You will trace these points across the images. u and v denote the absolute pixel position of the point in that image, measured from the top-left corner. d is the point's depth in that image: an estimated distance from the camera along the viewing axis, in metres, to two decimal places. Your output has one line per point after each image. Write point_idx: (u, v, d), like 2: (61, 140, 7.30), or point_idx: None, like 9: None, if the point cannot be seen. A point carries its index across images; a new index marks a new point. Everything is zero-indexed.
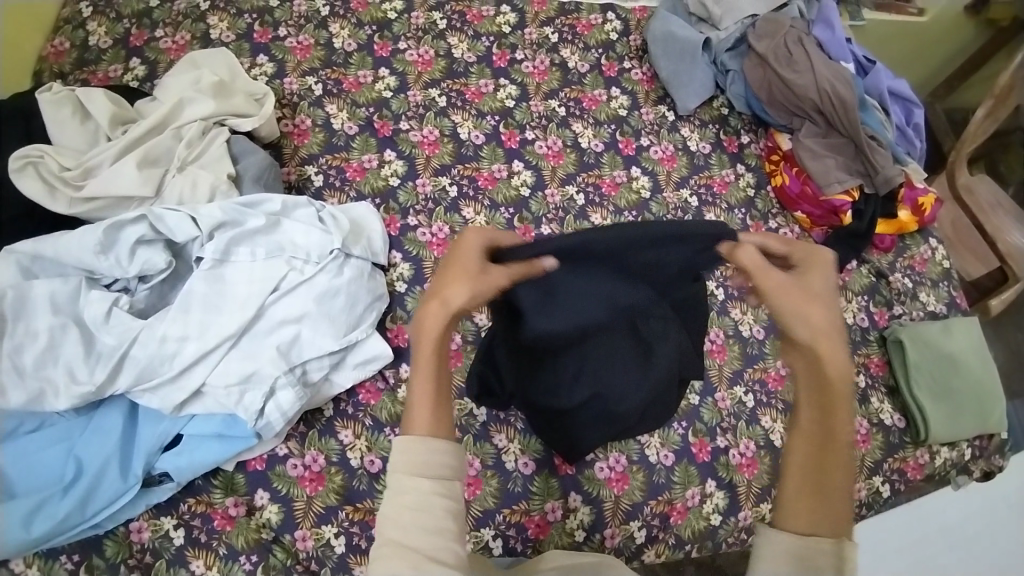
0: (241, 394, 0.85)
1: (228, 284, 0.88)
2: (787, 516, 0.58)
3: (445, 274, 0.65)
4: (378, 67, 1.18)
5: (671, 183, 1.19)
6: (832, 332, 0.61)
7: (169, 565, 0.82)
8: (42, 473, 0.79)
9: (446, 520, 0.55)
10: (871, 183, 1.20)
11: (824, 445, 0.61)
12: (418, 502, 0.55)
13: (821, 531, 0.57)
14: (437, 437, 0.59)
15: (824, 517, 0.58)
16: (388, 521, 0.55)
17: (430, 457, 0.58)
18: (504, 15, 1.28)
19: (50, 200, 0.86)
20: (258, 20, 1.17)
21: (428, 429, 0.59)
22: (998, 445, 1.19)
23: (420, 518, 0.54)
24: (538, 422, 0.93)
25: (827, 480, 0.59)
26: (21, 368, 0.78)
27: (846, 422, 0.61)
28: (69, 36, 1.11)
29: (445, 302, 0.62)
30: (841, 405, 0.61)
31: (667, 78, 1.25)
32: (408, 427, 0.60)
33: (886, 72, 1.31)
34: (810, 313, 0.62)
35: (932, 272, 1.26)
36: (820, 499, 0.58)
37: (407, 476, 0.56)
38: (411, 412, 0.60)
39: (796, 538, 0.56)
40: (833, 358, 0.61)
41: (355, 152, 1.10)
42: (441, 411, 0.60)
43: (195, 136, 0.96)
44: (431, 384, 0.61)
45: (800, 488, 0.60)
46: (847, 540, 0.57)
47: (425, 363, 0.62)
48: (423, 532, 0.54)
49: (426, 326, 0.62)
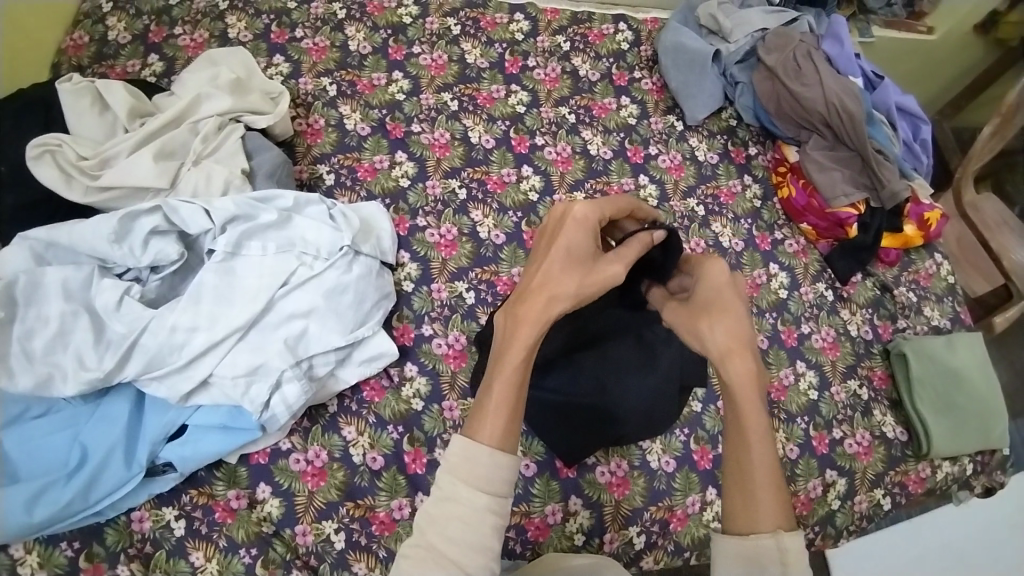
0: (247, 386, 0.85)
1: (240, 277, 0.89)
2: (729, 522, 0.59)
3: (550, 270, 0.66)
4: (392, 70, 1.20)
5: (678, 192, 1.20)
6: (725, 334, 0.63)
7: (169, 556, 0.82)
8: (46, 458, 0.80)
9: (490, 537, 0.56)
10: (877, 197, 1.21)
11: (741, 442, 0.61)
12: (471, 516, 0.56)
13: (762, 528, 0.57)
14: (502, 451, 0.58)
15: (757, 515, 0.58)
16: (435, 527, 0.56)
17: (486, 471, 0.57)
18: (517, 23, 1.30)
19: (66, 189, 0.88)
20: (275, 21, 1.19)
21: (499, 437, 0.58)
22: (1000, 462, 1.19)
23: (467, 534, 0.55)
24: (542, 425, 0.92)
25: (754, 479, 0.60)
26: (31, 354, 0.79)
27: (759, 415, 0.61)
28: (88, 30, 1.13)
29: (550, 303, 0.64)
30: (749, 399, 0.61)
31: (677, 89, 1.27)
32: (476, 432, 0.59)
33: (894, 87, 1.32)
34: (699, 328, 0.65)
35: (937, 287, 1.27)
36: (751, 500, 0.59)
37: (463, 486, 0.56)
38: (480, 416, 0.60)
39: (733, 542, 0.57)
40: (730, 358, 0.62)
41: (367, 152, 1.11)
42: (515, 422, 0.60)
43: (211, 131, 0.98)
44: (515, 390, 0.61)
45: (733, 493, 0.60)
46: (787, 533, 0.57)
47: (511, 368, 0.61)
48: (467, 547, 0.55)
49: (520, 330, 0.62)
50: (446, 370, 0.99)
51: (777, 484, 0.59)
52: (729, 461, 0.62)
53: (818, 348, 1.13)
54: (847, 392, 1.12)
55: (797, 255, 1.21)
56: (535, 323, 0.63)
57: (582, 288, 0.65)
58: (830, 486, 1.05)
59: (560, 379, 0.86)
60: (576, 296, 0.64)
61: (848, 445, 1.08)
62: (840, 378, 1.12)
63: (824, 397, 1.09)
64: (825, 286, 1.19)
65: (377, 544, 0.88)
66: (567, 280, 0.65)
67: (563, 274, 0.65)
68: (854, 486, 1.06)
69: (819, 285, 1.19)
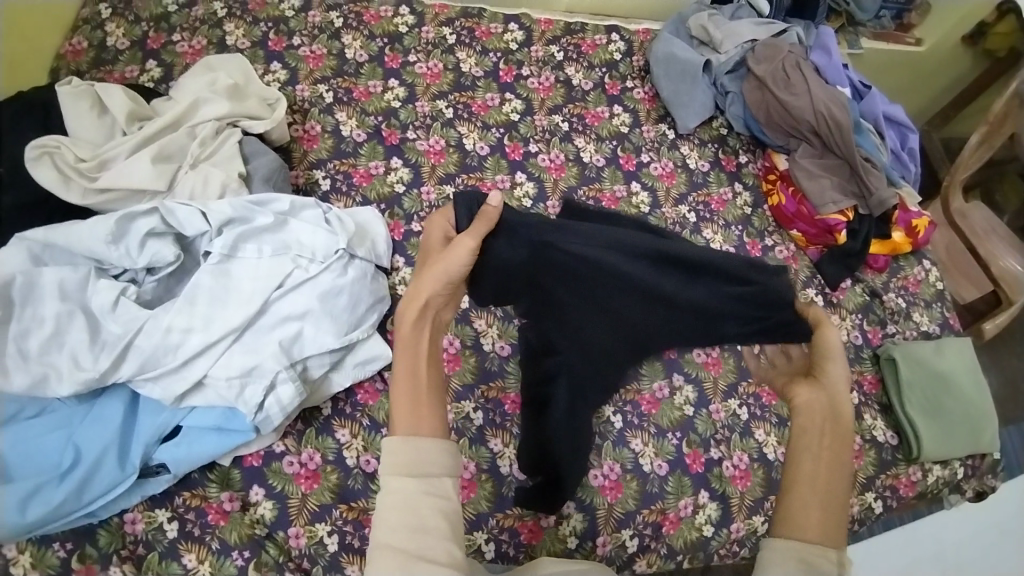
0: (242, 387, 0.86)
1: (235, 279, 0.90)
2: (797, 525, 0.63)
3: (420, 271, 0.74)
4: (388, 78, 1.21)
5: (670, 200, 1.22)
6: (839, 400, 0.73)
7: (161, 559, 0.81)
8: (39, 459, 0.80)
9: (435, 519, 0.58)
10: (865, 204, 1.23)
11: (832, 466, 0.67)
12: (403, 501, 0.58)
13: (824, 537, 0.62)
14: (420, 435, 0.61)
15: (831, 526, 0.63)
16: (379, 524, 0.58)
17: (415, 457, 0.60)
18: (512, 33, 1.32)
19: (64, 190, 0.88)
20: (273, 29, 1.21)
21: (410, 425, 0.62)
22: (991, 465, 1.20)
23: (409, 520, 0.57)
24: (574, 446, 0.94)
25: (833, 496, 0.65)
26: (26, 353, 0.80)
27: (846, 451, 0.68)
28: (87, 36, 1.14)
29: (416, 297, 0.70)
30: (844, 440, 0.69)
31: (668, 98, 1.29)
32: (392, 427, 0.62)
33: (881, 97, 1.35)
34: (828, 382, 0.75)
35: (926, 293, 1.29)
36: (828, 512, 0.64)
37: (394, 477, 0.59)
38: (394, 410, 0.63)
39: (803, 543, 0.61)
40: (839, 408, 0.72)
41: (362, 159, 1.12)
42: (421, 392, 0.64)
43: (209, 135, 0.99)
44: (405, 380, 0.65)
45: (811, 503, 0.64)
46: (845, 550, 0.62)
47: (400, 364, 0.66)
48: (410, 531, 0.57)
49: (400, 327, 0.68)
50: None
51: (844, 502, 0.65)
52: (816, 473, 0.66)
53: None
54: None
55: (787, 261, 1.23)
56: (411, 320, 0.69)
57: (438, 267, 0.73)
58: None
59: (555, 404, 0.93)
60: (435, 274, 0.72)
61: None
62: None
63: None
64: (816, 291, 1.21)
65: (370, 547, 0.88)
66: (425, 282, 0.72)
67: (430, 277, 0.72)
68: None
69: (809, 291, 1.20)
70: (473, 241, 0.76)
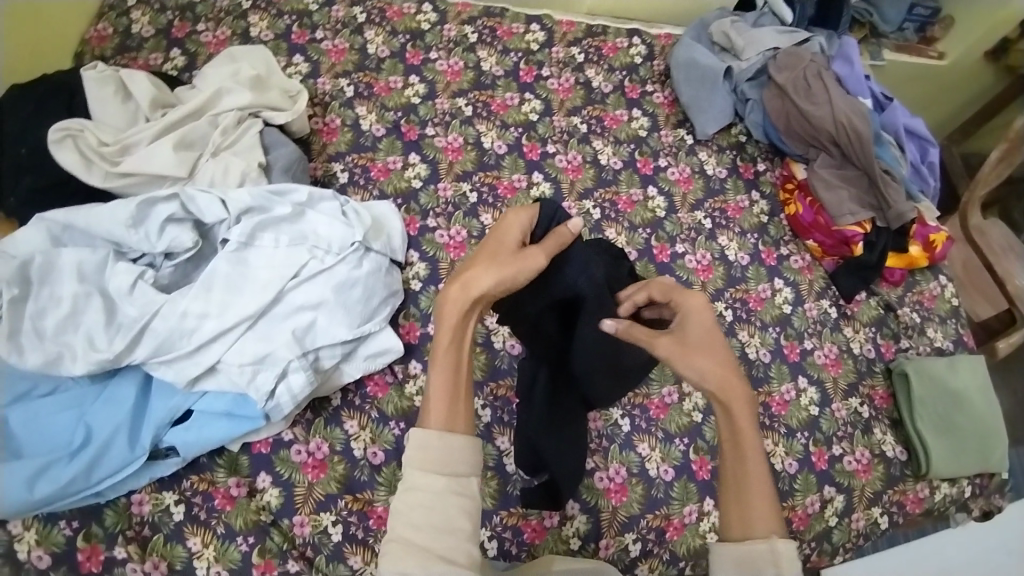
0: (254, 374, 0.86)
1: (251, 267, 0.91)
2: (725, 529, 0.68)
3: (476, 258, 0.70)
4: (409, 74, 1.22)
5: (686, 205, 1.22)
6: (721, 371, 0.71)
7: (166, 540, 0.82)
8: (51, 437, 0.81)
9: (457, 518, 0.60)
10: (883, 217, 1.22)
11: (739, 461, 0.70)
12: (431, 499, 0.60)
13: (755, 534, 0.66)
14: (452, 433, 0.63)
15: (753, 524, 0.66)
16: (401, 519, 0.59)
17: (445, 451, 0.61)
18: (533, 34, 1.32)
19: (86, 173, 0.90)
20: (297, 22, 1.22)
21: (444, 421, 0.63)
22: (999, 485, 1.19)
23: (433, 518, 0.59)
24: (572, 444, 0.92)
25: (748, 490, 0.68)
26: (42, 332, 0.81)
27: (753, 438, 0.70)
28: (113, 23, 1.16)
29: (469, 286, 0.67)
30: (745, 426, 0.70)
31: (687, 103, 1.29)
32: (425, 420, 0.64)
33: (903, 109, 1.34)
34: (695, 361, 0.71)
35: (941, 308, 1.27)
36: (746, 509, 0.67)
37: (420, 473, 0.61)
38: (429, 404, 0.64)
39: (733, 547, 0.65)
40: (724, 386, 0.71)
41: (380, 153, 1.13)
42: (458, 405, 0.65)
43: (230, 124, 1.00)
44: (449, 378, 0.65)
45: (732, 503, 0.69)
46: (779, 538, 0.65)
47: (444, 356, 0.66)
48: (435, 531, 0.58)
49: (447, 317, 0.66)
50: None
51: (764, 489, 0.68)
52: (729, 481, 0.70)
53: (820, 364, 1.14)
54: (848, 410, 1.12)
55: (802, 271, 1.22)
56: (459, 307, 0.67)
57: (503, 272, 0.68)
58: (828, 502, 1.05)
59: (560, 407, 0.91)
60: (496, 279, 0.67)
61: (847, 462, 1.08)
62: (841, 395, 1.12)
63: (824, 413, 1.10)
64: (830, 302, 1.20)
65: (373, 538, 0.88)
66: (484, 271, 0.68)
67: (492, 269, 0.68)
68: (852, 503, 1.06)
69: (823, 302, 1.20)
70: (546, 258, 0.71)
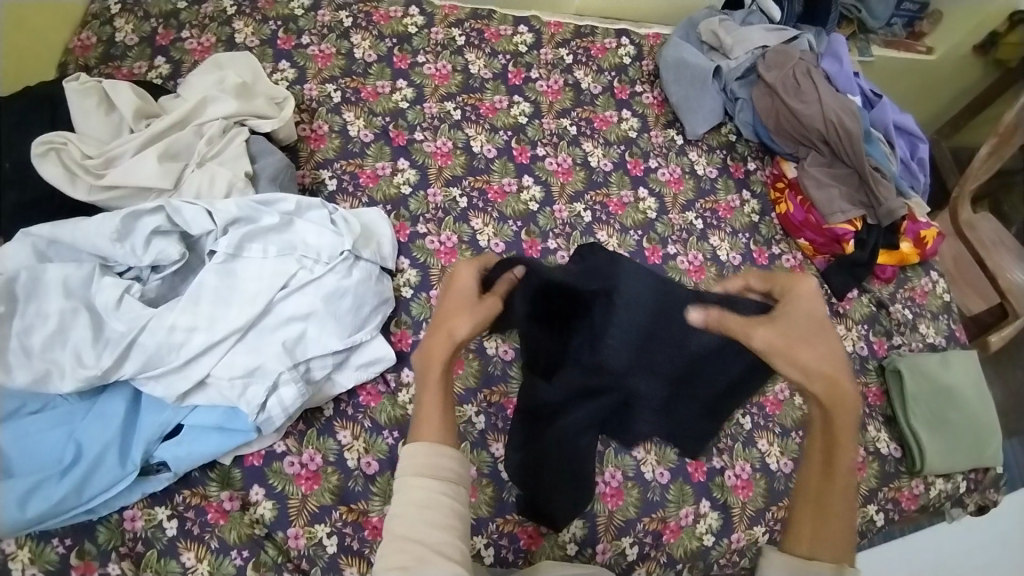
0: (244, 388, 0.85)
1: (240, 279, 0.90)
2: (793, 541, 0.64)
3: (448, 308, 0.74)
4: (397, 78, 1.21)
5: (677, 206, 1.21)
6: (832, 375, 0.64)
7: (159, 556, 0.81)
8: (40, 456, 0.80)
9: (449, 517, 0.59)
10: (874, 214, 1.23)
11: (828, 472, 0.65)
12: (427, 499, 0.59)
13: (822, 555, 0.62)
14: (446, 444, 0.63)
15: (822, 544, 0.62)
16: (399, 519, 0.58)
17: (434, 462, 0.61)
18: (521, 35, 1.31)
19: (70, 187, 0.89)
20: (282, 27, 1.21)
21: (438, 433, 0.63)
22: (993, 479, 1.19)
23: (426, 514, 0.58)
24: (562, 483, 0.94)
25: (828, 507, 0.64)
26: (29, 349, 0.80)
27: (849, 453, 0.65)
28: (96, 31, 1.14)
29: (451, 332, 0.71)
30: (844, 438, 0.64)
31: (677, 103, 1.29)
32: (419, 434, 0.64)
33: (892, 106, 1.34)
34: (800, 357, 0.65)
35: (932, 304, 1.28)
36: (821, 527, 0.63)
37: (411, 478, 0.60)
38: (419, 421, 0.65)
39: (795, 561, 0.61)
40: (831, 391, 0.64)
41: (369, 159, 1.12)
42: (447, 418, 0.65)
43: (216, 133, 0.99)
44: (439, 405, 0.66)
45: (803, 516, 0.64)
46: (847, 568, 0.61)
47: (432, 388, 0.67)
48: (428, 526, 0.57)
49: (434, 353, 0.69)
50: None
51: (847, 514, 0.63)
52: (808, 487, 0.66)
53: None
54: None
55: (794, 270, 1.22)
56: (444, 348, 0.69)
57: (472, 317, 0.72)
58: None
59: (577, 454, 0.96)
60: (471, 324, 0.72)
61: None
62: None
63: None
64: None
65: (369, 549, 0.88)
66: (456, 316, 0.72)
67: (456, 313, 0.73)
68: None
69: None
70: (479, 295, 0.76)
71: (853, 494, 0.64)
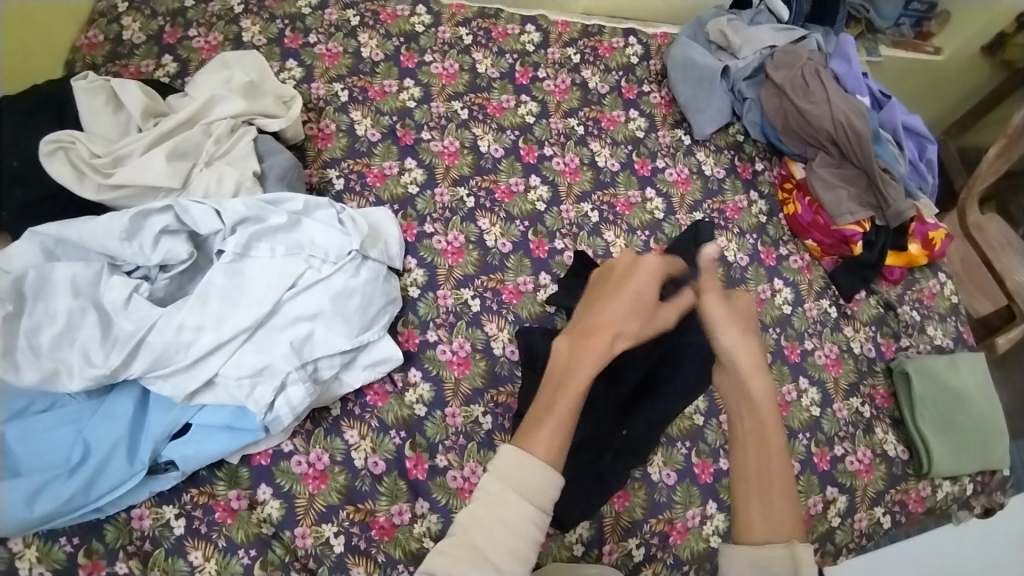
0: (252, 387, 0.85)
1: (247, 278, 0.90)
2: (747, 531, 0.66)
3: (617, 298, 0.80)
4: (404, 77, 1.21)
5: (684, 206, 1.21)
6: (752, 357, 0.75)
7: (167, 555, 0.81)
8: (48, 454, 0.80)
9: (525, 547, 0.61)
10: (882, 216, 1.22)
11: (762, 451, 0.70)
12: (514, 523, 0.61)
13: (774, 538, 0.65)
14: (553, 470, 0.64)
15: (772, 527, 0.66)
16: (480, 534, 0.60)
17: (537, 484, 0.63)
18: (528, 34, 1.31)
19: (78, 186, 0.88)
20: (289, 26, 1.21)
21: (548, 456, 0.64)
22: (1000, 482, 1.20)
23: (511, 540, 0.60)
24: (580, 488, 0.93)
25: (769, 486, 0.68)
26: (37, 348, 0.80)
27: (774, 430, 0.71)
28: (104, 30, 1.14)
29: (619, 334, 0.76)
30: (766, 417, 0.72)
31: (685, 103, 1.28)
32: (532, 445, 0.65)
33: (900, 107, 1.33)
34: (728, 335, 0.77)
35: (940, 306, 1.27)
36: (771, 509, 0.67)
37: (512, 494, 0.61)
38: (539, 433, 0.66)
39: (751, 550, 0.64)
40: (750, 371, 0.74)
41: (376, 158, 1.12)
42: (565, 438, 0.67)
43: (224, 132, 0.99)
44: (572, 411, 0.68)
45: (754, 504, 0.67)
46: (799, 544, 0.64)
47: (573, 389, 0.70)
48: (506, 551, 0.60)
49: (586, 358, 0.73)
50: (449, 377, 0.99)
51: (789, 490, 0.68)
52: (746, 469, 0.70)
53: (821, 364, 1.13)
54: (849, 410, 1.12)
55: (801, 271, 1.21)
56: (602, 353, 0.74)
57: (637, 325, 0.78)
58: (831, 503, 1.04)
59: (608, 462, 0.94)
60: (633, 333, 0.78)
61: (849, 462, 1.08)
62: (842, 395, 1.12)
63: (826, 413, 1.09)
64: (830, 302, 1.20)
65: (376, 549, 0.88)
66: (629, 321, 0.78)
67: (627, 315, 0.78)
68: (855, 503, 1.06)
69: (823, 302, 1.19)
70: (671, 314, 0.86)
71: (788, 468, 0.69)
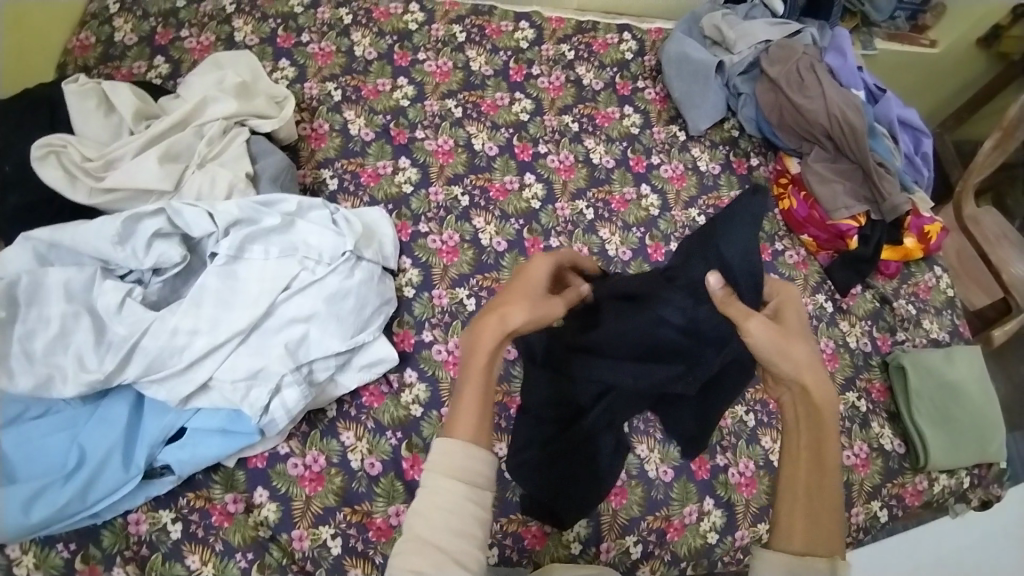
0: (247, 391, 0.85)
1: (241, 281, 0.90)
2: (785, 539, 0.62)
3: (511, 294, 0.71)
4: (397, 75, 1.20)
5: (680, 203, 1.21)
6: (817, 371, 0.66)
7: (164, 559, 0.81)
8: (44, 460, 0.80)
9: (473, 526, 0.58)
10: (878, 210, 1.22)
11: (818, 469, 0.65)
12: (450, 504, 0.58)
13: (816, 550, 0.61)
14: (477, 445, 0.61)
15: (819, 540, 0.61)
16: (420, 520, 0.57)
17: (470, 464, 0.60)
18: (522, 31, 1.30)
19: (70, 190, 0.88)
20: (282, 25, 1.20)
21: (469, 434, 0.61)
22: (996, 475, 1.19)
23: (450, 521, 0.57)
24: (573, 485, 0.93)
25: (820, 506, 0.63)
26: (31, 354, 0.80)
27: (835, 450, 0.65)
28: (95, 31, 1.13)
29: (506, 318, 0.67)
30: (827, 440, 0.65)
31: (680, 99, 1.28)
32: (450, 431, 0.62)
33: (896, 100, 1.33)
34: (793, 353, 0.66)
35: (936, 299, 1.27)
36: (817, 523, 0.62)
37: (444, 478, 0.58)
38: (456, 417, 0.63)
39: (787, 556, 0.60)
40: (814, 385, 0.66)
41: (370, 158, 1.11)
42: (484, 419, 0.63)
43: (216, 134, 0.98)
44: (478, 395, 0.64)
45: (794, 515, 0.63)
46: (841, 559, 0.61)
47: (476, 376, 0.65)
48: (450, 533, 0.56)
49: (480, 342, 0.66)
50: (445, 377, 0.99)
51: (836, 507, 0.63)
52: (796, 494, 0.64)
53: None
54: (845, 405, 1.12)
55: (797, 266, 1.21)
56: (494, 333, 0.66)
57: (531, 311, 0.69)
58: None
59: (601, 453, 0.94)
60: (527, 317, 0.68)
61: (845, 457, 1.08)
62: (838, 391, 1.12)
63: None
64: (825, 297, 1.20)
65: (373, 550, 0.88)
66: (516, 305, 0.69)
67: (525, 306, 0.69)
68: (852, 498, 1.06)
69: (819, 297, 1.19)
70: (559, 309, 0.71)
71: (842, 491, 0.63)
